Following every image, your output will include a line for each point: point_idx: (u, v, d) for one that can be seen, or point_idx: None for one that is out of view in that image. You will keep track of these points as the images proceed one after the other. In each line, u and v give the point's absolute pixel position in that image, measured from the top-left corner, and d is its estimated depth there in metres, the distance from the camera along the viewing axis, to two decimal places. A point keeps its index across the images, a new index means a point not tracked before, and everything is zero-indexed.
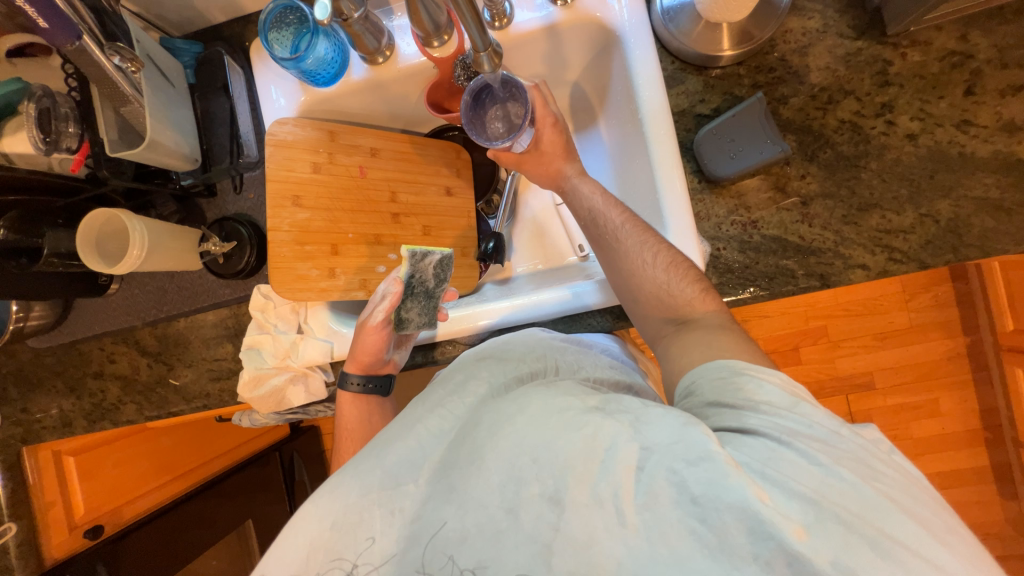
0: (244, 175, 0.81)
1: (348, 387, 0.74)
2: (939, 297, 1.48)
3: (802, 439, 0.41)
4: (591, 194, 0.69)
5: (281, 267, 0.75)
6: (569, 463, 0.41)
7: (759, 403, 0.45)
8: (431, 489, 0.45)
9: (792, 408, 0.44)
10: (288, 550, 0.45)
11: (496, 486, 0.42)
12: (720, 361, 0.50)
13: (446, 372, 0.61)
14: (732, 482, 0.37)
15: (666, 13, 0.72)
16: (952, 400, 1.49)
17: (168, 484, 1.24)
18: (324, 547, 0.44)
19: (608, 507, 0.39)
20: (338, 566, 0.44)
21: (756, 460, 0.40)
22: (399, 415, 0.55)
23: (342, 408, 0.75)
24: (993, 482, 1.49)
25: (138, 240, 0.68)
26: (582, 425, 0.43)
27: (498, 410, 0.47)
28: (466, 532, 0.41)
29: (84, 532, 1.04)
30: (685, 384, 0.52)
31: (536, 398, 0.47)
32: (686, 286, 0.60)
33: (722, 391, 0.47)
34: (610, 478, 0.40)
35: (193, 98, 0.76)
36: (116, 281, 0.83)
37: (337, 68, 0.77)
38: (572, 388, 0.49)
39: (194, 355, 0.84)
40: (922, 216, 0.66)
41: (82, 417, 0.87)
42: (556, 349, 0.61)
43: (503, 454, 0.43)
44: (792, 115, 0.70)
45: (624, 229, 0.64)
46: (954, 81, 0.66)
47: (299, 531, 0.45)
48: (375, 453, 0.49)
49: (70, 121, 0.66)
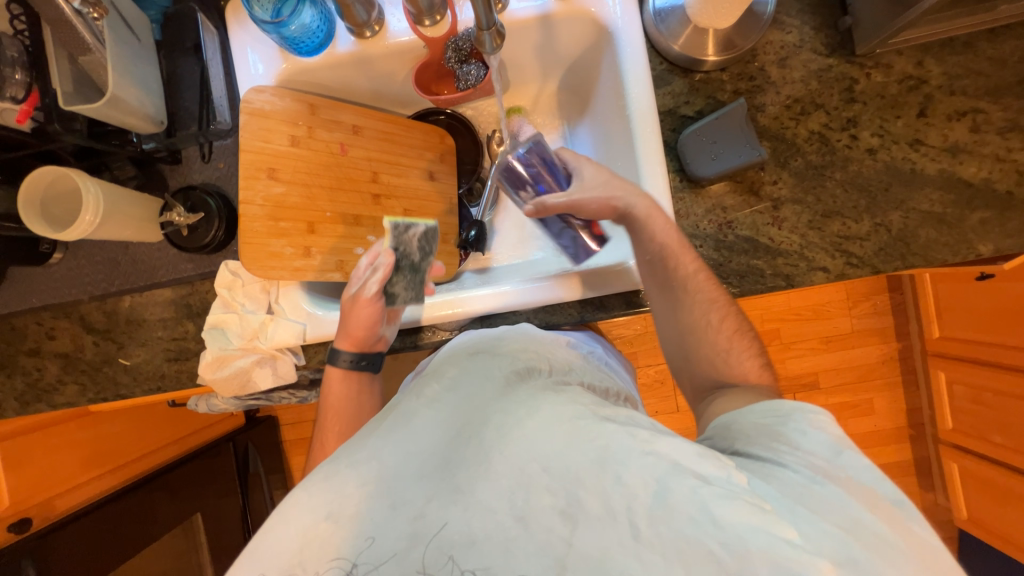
0: (214, 144, 0.76)
1: (337, 362, 0.71)
2: (877, 306, 1.61)
3: (835, 481, 0.45)
4: (662, 227, 0.65)
5: (253, 243, 0.72)
6: (579, 474, 0.44)
7: (793, 442, 0.49)
8: (433, 489, 0.45)
9: (831, 455, 0.47)
10: (274, 540, 0.44)
11: (504, 493, 0.44)
12: (763, 405, 0.54)
13: (432, 366, 0.63)
14: (746, 514, 0.40)
15: (658, 14, 0.74)
16: (884, 400, 1.63)
17: (106, 475, 1.15)
18: (315, 538, 0.43)
19: (621, 521, 0.42)
20: (336, 567, 0.42)
21: (784, 494, 0.43)
22: (396, 407, 0.55)
23: (329, 383, 0.73)
24: (915, 475, 1.65)
25: (92, 203, 0.63)
26: (594, 435, 0.46)
27: (507, 413, 0.50)
28: (473, 535, 0.42)
29: (8, 526, 0.94)
30: (723, 419, 0.56)
31: (547, 405, 0.50)
32: (743, 359, 0.65)
33: (761, 431, 0.51)
34: (621, 490, 0.43)
35: (158, 55, 0.71)
36: (60, 249, 0.75)
37: (323, 38, 0.74)
38: (579, 397, 0.53)
39: (148, 333, 0.78)
40: (876, 225, 0.72)
41: (13, 397, 0.79)
42: (548, 349, 0.65)
43: (512, 459, 0.46)
44: (768, 123, 0.74)
45: (694, 278, 0.66)
46: (910, 103, 0.72)
47: (290, 520, 0.45)
48: (373, 442, 0.49)
49: (17, 67, 0.59)
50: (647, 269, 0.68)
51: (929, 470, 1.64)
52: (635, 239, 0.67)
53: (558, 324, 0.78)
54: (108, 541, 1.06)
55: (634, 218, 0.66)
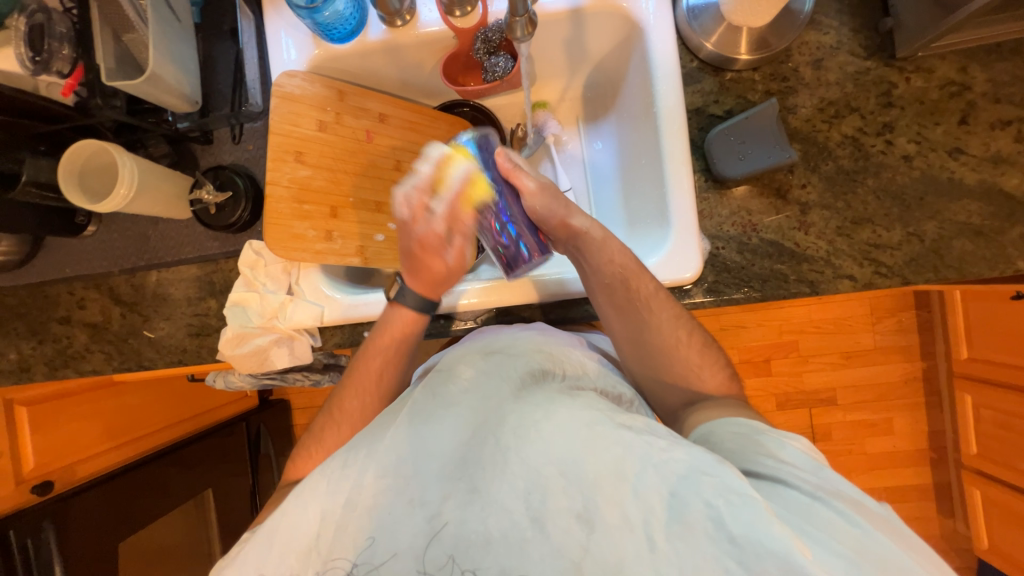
0: (245, 126, 0.78)
1: (401, 301, 0.70)
2: (903, 323, 1.55)
3: (838, 498, 0.47)
4: (613, 253, 0.68)
5: (278, 223, 0.73)
6: (595, 480, 0.49)
7: (781, 458, 0.52)
8: (453, 489, 0.51)
9: (812, 469, 0.51)
10: (299, 522, 0.52)
11: (523, 495, 0.49)
12: (744, 420, 0.58)
13: (442, 364, 0.67)
14: (767, 524, 0.43)
15: (691, 10, 0.73)
16: (905, 421, 1.58)
17: (125, 446, 1.19)
18: (334, 523, 0.51)
19: (639, 532, 0.46)
20: (337, 566, 0.50)
21: (791, 511, 0.46)
22: (410, 399, 0.60)
23: (393, 322, 0.71)
24: (933, 500, 1.59)
25: (127, 177, 0.65)
26: (613, 444, 0.50)
27: (524, 414, 0.54)
28: (488, 534, 0.48)
29: (32, 487, 0.99)
30: (703, 431, 0.60)
31: (564, 408, 0.54)
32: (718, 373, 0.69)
33: (747, 446, 0.54)
34: (638, 502, 0.47)
35: (195, 38, 0.73)
36: (94, 222, 0.78)
37: (355, 26, 0.75)
38: (594, 401, 0.56)
39: (173, 308, 0.80)
40: (909, 234, 0.69)
41: (43, 363, 0.82)
42: (558, 351, 0.68)
43: (531, 463, 0.50)
44: (800, 125, 0.72)
45: (655, 299, 0.68)
46: (951, 109, 0.69)
47: (309, 506, 0.52)
48: (392, 437, 0.55)
49: (65, 43, 0.61)
50: (604, 296, 0.69)
51: (949, 496, 1.58)
52: (589, 261, 0.68)
53: (573, 320, 0.78)
54: (123, 511, 1.09)
55: (584, 239, 0.69)
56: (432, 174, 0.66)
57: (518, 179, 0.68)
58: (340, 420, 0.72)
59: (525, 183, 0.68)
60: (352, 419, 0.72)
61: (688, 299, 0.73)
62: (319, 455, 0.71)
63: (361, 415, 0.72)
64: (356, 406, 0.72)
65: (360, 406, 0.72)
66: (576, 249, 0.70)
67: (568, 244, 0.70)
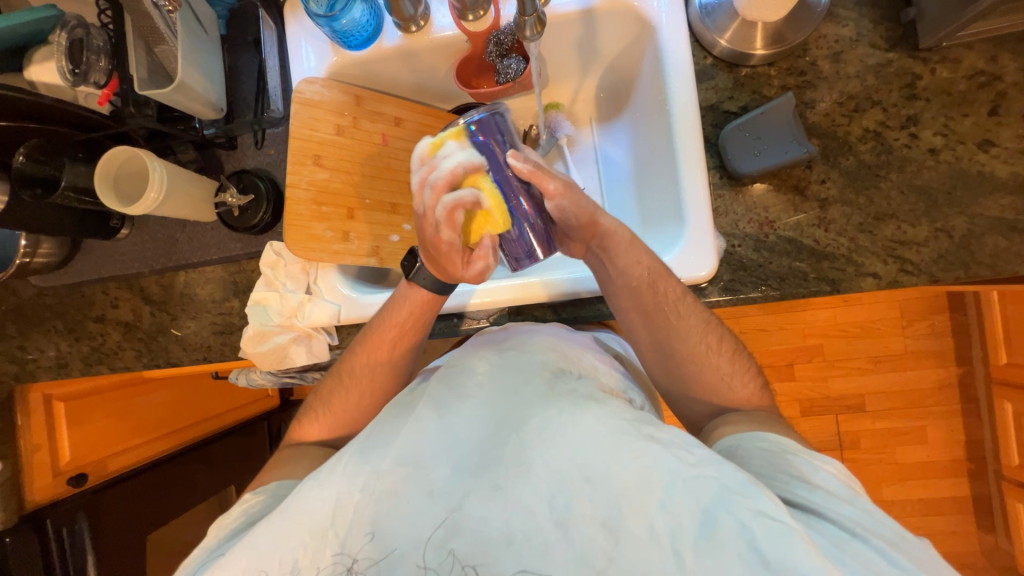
0: (267, 132, 0.81)
1: (416, 280, 0.70)
2: (936, 326, 1.48)
3: (877, 536, 0.46)
4: (637, 263, 0.67)
5: (296, 224, 0.75)
6: (623, 490, 0.48)
7: (815, 483, 0.51)
8: (473, 485, 0.52)
9: (847, 496, 0.50)
10: (314, 500, 0.53)
11: (544, 497, 0.49)
12: (776, 437, 0.57)
13: (453, 360, 0.67)
14: (805, 554, 0.42)
15: (704, 8, 0.72)
16: (939, 429, 1.51)
17: (156, 441, 1.23)
18: (350, 505, 0.53)
19: (665, 546, 0.45)
20: (339, 561, 0.51)
21: (832, 542, 0.44)
22: (429, 389, 0.61)
23: (412, 297, 0.71)
24: (972, 515, 1.51)
25: (157, 182, 0.68)
26: (640, 453, 0.49)
27: (548, 416, 0.54)
28: (509, 533, 0.48)
29: (66, 479, 1.04)
30: (730, 443, 0.59)
31: (589, 414, 0.53)
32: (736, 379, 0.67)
33: (775, 463, 0.54)
34: (666, 516, 0.46)
35: (221, 48, 0.77)
36: (127, 225, 0.82)
37: (371, 32, 0.77)
38: (618, 407, 0.55)
39: (198, 307, 0.83)
40: (936, 231, 0.67)
41: (79, 359, 0.86)
42: (575, 356, 0.66)
43: (554, 467, 0.50)
44: (818, 120, 0.71)
45: (678, 305, 0.67)
46: (980, 100, 0.67)
47: (326, 486, 0.54)
48: (417, 426, 0.57)
49: (102, 55, 0.66)
50: (630, 302, 0.68)
51: (989, 509, 1.49)
52: (614, 263, 0.68)
53: (586, 320, 0.79)
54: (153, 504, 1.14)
55: (612, 240, 0.67)
56: (422, 153, 0.58)
57: (542, 182, 0.58)
58: (350, 384, 0.73)
59: (549, 186, 0.59)
60: (361, 385, 0.73)
61: (705, 298, 0.72)
62: (327, 416, 0.73)
63: (371, 382, 0.73)
64: (366, 371, 0.73)
65: (371, 373, 0.73)
66: (600, 250, 0.68)
67: (592, 250, 0.69)
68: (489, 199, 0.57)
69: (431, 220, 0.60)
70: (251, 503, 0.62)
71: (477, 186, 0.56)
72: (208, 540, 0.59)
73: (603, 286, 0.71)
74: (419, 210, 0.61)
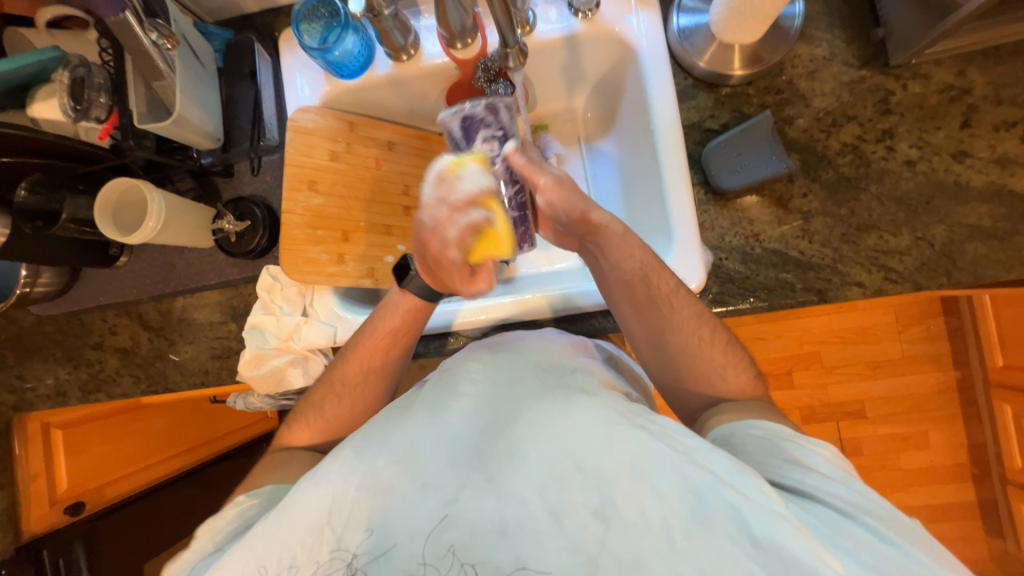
0: (263, 159, 0.83)
1: (409, 288, 0.71)
2: (930, 330, 1.49)
3: (868, 514, 0.47)
4: (629, 255, 0.67)
5: (292, 249, 0.76)
6: (613, 477, 0.48)
7: (809, 466, 0.52)
8: (466, 478, 0.51)
9: (840, 477, 0.51)
10: (311, 499, 0.52)
11: (537, 488, 0.49)
12: (770, 424, 0.57)
13: (444, 366, 0.66)
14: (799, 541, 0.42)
15: (682, 32, 0.75)
16: (941, 434, 1.50)
17: (155, 466, 1.24)
18: (346, 503, 0.52)
19: (657, 530, 0.45)
20: (339, 557, 0.50)
21: (823, 524, 0.45)
22: (423, 393, 0.61)
23: (398, 306, 0.72)
24: (979, 519, 1.50)
25: (155, 211, 0.70)
26: (630, 443, 0.49)
27: (540, 410, 0.54)
28: (503, 525, 0.48)
29: (64, 507, 1.04)
30: (725, 431, 0.59)
31: (581, 405, 0.53)
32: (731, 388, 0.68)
33: (770, 451, 0.54)
34: (657, 500, 0.46)
35: (218, 81, 0.79)
36: (126, 253, 0.83)
37: (363, 62, 0.80)
38: (609, 399, 0.55)
39: (196, 331, 0.84)
40: (918, 239, 0.68)
41: (78, 387, 0.87)
42: (565, 355, 0.66)
43: (548, 459, 0.50)
44: (797, 136, 0.73)
45: (672, 297, 0.67)
46: (952, 114, 0.69)
47: (323, 485, 0.53)
48: (411, 423, 0.56)
49: (102, 92, 0.69)
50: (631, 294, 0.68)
51: (995, 512, 1.48)
52: (608, 257, 0.68)
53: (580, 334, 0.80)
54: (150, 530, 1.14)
55: (604, 234, 0.68)
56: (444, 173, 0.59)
57: (532, 176, 0.67)
58: (341, 391, 0.73)
59: (539, 181, 0.67)
60: (353, 391, 0.73)
61: None
62: (319, 426, 0.73)
63: (363, 386, 0.74)
64: (358, 378, 0.73)
65: (362, 384, 0.74)
66: (594, 246, 0.70)
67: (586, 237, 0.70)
68: (500, 225, 0.59)
69: (439, 238, 0.60)
70: (248, 505, 0.62)
71: (490, 209, 0.59)
72: (202, 542, 0.59)
73: (597, 280, 0.71)
74: (427, 223, 0.60)
